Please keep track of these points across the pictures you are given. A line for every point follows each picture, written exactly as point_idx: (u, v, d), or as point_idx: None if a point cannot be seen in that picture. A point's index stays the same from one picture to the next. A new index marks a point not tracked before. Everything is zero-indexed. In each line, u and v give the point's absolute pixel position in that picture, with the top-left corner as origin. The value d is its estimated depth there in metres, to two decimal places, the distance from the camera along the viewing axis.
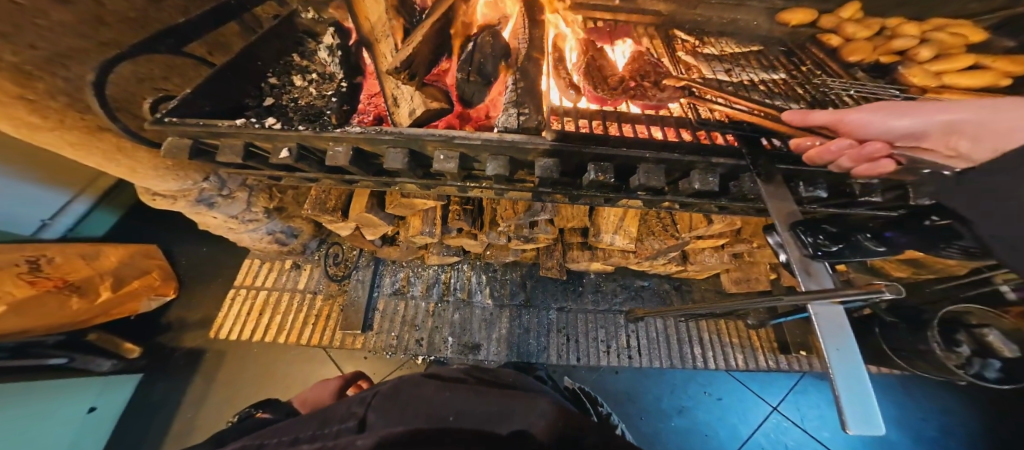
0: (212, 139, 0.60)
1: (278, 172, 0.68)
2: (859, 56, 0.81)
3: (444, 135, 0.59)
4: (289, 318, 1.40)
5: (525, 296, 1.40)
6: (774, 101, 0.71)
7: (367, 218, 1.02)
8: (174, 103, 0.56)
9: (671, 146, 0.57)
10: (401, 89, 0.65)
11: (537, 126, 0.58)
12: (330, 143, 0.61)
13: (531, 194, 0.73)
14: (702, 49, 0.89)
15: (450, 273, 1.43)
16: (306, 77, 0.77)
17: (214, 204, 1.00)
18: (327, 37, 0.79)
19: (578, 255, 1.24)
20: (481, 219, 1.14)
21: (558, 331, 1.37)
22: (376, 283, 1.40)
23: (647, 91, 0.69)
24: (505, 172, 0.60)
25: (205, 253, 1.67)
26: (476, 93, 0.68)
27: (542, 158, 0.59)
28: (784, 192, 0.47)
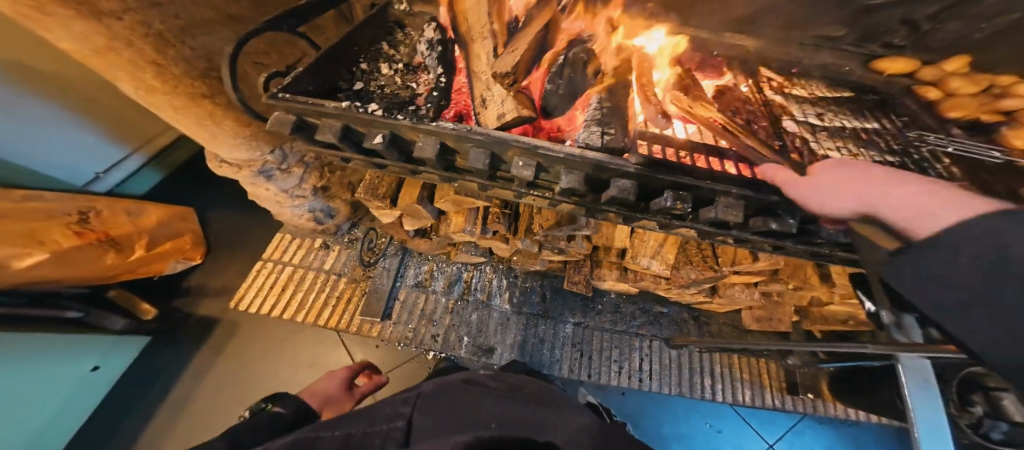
0: (314, 118, 0.63)
1: (358, 155, 0.71)
2: (958, 113, 0.76)
3: (529, 142, 0.62)
4: (311, 297, 1.41)
5: (544, 307, 1.41)
6: (863, 153, 0.73)
7: (415, 209, 1.05)
8: (288, 80, 0.61)
9: (756, 185, 0.61)
10: (492, 91, 0.69)
11: (622, 147, 0.62)
12: (420, 135, 0.64)
13: (588, 209, 0.77)
14: (791, 90, 0.87)
15: (473, 272, 1.44)
16: (393, 66, 0.81)
17: (271, 177, 1.06)
18: (427, 31, 0.82)
19: (606, 273, 1.26)
20: (516, 224, 1.17)
21: (572, 346, 1.38)
22: (400, 273, 1.42)
23: (741, 127, 0.71)
24: (579, 186, 0.63)
25: (236, 222, 1.67)
26: (559, 105, 0.72)
27: (622, 179, 0.64)
28: None
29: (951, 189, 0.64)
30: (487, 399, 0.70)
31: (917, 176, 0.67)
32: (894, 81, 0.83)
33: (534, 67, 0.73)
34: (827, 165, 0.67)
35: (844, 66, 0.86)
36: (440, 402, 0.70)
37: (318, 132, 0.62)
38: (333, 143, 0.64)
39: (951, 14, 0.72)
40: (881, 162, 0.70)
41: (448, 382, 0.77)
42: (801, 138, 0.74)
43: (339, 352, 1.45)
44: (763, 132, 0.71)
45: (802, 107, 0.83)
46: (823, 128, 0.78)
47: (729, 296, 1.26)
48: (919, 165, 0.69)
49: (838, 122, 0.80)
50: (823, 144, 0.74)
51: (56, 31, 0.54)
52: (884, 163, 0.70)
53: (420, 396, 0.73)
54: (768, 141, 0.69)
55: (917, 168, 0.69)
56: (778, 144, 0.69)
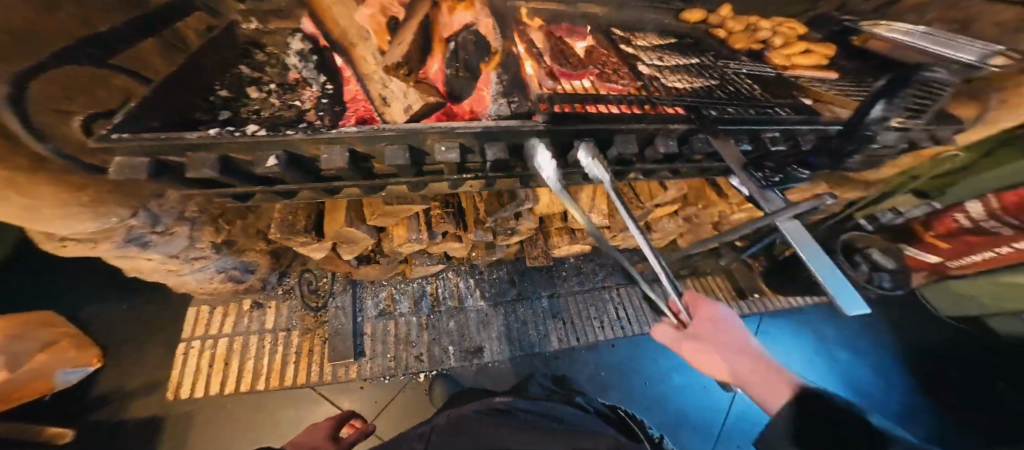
0: (177, 157, 0.53)
1: (254, 186, 0.63)
2: (740, 45, 0.93)
3: (445, 125, 0.57)
4: (264, 363, 1.18)
5: (516, 290, 1.41)
6: (699, 79, 0.82)
7: (351, 234, 0.94)
8: (119, 117, 0.47)
9: (637, 117, 0.61)
10: (390, 88, 0.63)
11: (529, 110, 0.60)
12: (320, 147, 0.56)
13: (519, 178, 0.76)
14: (636, 42, 0.92)
15: (435, 283, 1.33)
16: (263, 89, 0.73)
17: (148, 244, 0.75)
18: (296, 44, 0.80)
19: (559, 240, 1.27)
20: (463, 220, 1.05)
21: (555, 317, 1.41)
22: (358, 308, 1.24)
23: (610, 77, 0.75)
24: (505, 156, 0.60)
25: None
26: (465, 87, 0.65)
27: (538, 139, 0.60)
28: (727, 143, 0.52)
29: (750, 95, 0.77)
30: (510, 427, 0.58)
31: (740, 94, 0.77)
32: (699, 27, 0.98)
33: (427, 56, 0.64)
34: (677, 91, 0.75)
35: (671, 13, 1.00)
36: (461, 430, 0.61)
37: (188, 170, 0.52)
38: (215, 179, 0.55)
39: None
40: (710, 86, 0.79)
41: (463, 412, 0.67)
42: (652, 77, 0.78)
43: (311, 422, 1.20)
44: (626, 78, 0.75)
45: (649, 53, 0.89)
46: (665, 67, 0.84)
47: (660, 229, 1.27)
48: (734, 86, 0.79)
49: (672, 62, 0.87)
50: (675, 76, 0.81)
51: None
52: (716, 83, 0.80)
53: (437, 430, 0.63)
54: (632, 83, 0.73)
55: (733, 86, 0.79)
56: (642, 83, 0.75)
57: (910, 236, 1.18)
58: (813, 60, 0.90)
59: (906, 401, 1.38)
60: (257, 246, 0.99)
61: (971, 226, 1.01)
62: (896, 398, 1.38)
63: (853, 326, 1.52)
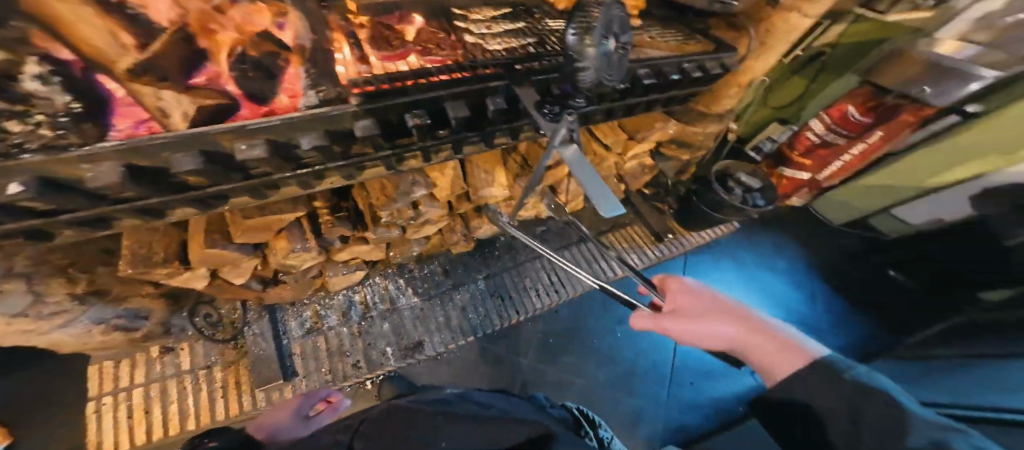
0: None
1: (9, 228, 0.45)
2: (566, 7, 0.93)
3: (240, 125, 0.47)
4: (192, 403, 1.11)
5: (450, 279, 1.41)
6: (526, 37, 0.81)
7: (218, 257, 0.74)
8: None
9: (460, 82, 0.66)
10: (160, 96, 0.44)
11: (341, 95, 0.55)
12: (79, 165, 0.42)
13: (383, 162, 0.76)
14: (472, 17, 0.81)
15: (363, 290, 1.30)
16: None
17: None
18: None
19: (478, 221, 1.30)
20: (363, 220, 1.00)
21: (493, 296, 1.45)
22: (281, 331, 1.18)
23: (428, 49, 0.70)
24: (325, 144, 0.56)
25: None
26: (264, 85, 0.52)
27: (360, 120, 0.58)
28: (529, 93, 0.71)
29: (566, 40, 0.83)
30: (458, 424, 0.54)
31: (557, 41, 0.82)
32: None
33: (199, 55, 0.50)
34: (513, 53, 0.74)
35: None
36: (395, 420, 0.57)
37: None
38: None
39: None
40: (529, 46, 0.78)
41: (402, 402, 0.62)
42: (474, 45, 0.74)
43: None
44: (449, 46, 0.72)
45: (485, 23, 0.81)
46: (493, 37, 0.78)
47: (564, 190, 1.38)
48: (547, 39, 0.82)
49: (501, 30, 0.81)
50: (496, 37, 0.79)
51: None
52: (539, 36, 0.82)
53: (367, 418, 0.58)
54: (453, 54, 0.71)
55: (553, 36, 0.83)
56: (461, 55, 0.71)
57: (783, 160, 1.38)
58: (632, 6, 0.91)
59: (826, 310, 1.53)
60: (144, 290, 0.87)
61: (819, 140, 1.25)
62: (817, 306, 1.54)
63: (772, 245, 1.67)
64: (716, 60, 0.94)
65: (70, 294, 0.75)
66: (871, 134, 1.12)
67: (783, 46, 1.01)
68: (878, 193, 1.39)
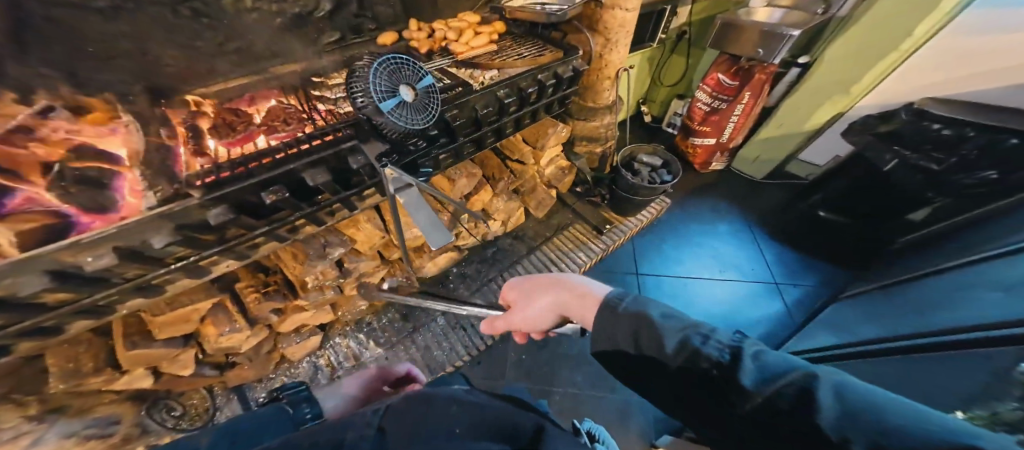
0: None
1: None
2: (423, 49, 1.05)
3: (75, 240, 0.54)
4: None
5: (411, 322, 1.43)
6: None
7: (145, 356, 0.81)
8: None
9: (309, 150, 0.76)
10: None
11: (178, 191, 0.63)
12: None
13: (267, 237, 0.84)
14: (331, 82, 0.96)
15: (326, 353, 1.33)
16: None
17: None
18: None
19: (420, 261, 1.31)
20: (293, 288, 1.07)
21: (455, 328, 1.46)
22: (254, 409, 1.19)
23: (277, 126, 0.79)
24: (177, 239, 0.65)
25: None
26: (97, 197, 0.60)
27: (212, 209, 0.67)
28: (374, 144, 0.85)
29: None
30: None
31: None
32: (398, 45, 1.05)
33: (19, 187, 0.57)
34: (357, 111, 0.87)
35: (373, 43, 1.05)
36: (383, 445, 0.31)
37: None
38: None
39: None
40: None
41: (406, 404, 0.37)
42: (330, 111, 0.87)
43: None
44: (298, 121, 0.82)
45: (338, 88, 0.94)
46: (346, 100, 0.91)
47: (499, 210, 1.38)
48: None
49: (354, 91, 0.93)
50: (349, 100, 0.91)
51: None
52: None
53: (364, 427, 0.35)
54: (300, 126, 0.81)
55: None
56: (311, 124, 0.82)
57: (689, 131, 1.91)
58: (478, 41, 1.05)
59: (776, 258, 1.65)
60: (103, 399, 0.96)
61: (708, 109, 1.77)
62: (766, 254, 1.67)
63: (705, 212, 1.81)
64: (569, 63, 1.13)
65: (23, 417, 0.80)
66: (743, 92, 1.63)
67: (624, 38, 1.22)
68: (776, 145, 1.84)
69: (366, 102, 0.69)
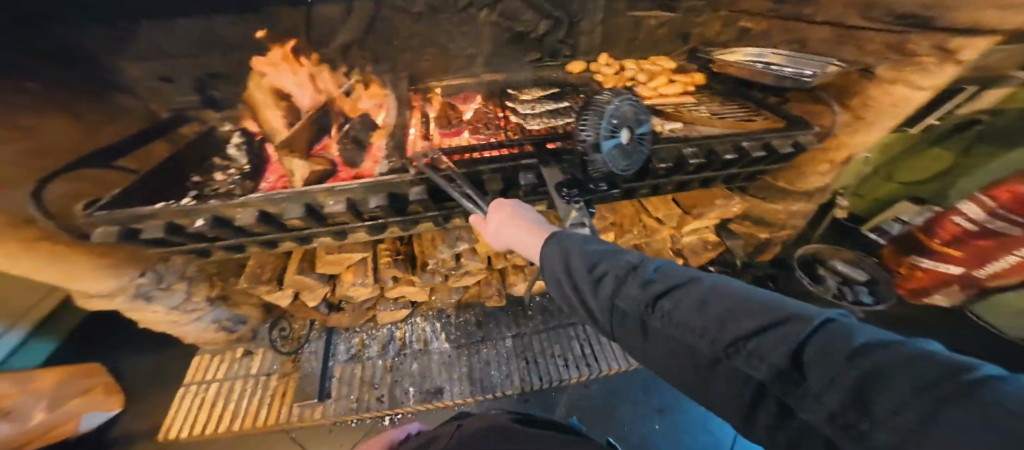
0: (137, 225, 0.68)
1: (198, 245, 0.76)
2: (612, 83, 1.09)
3: (329, 186, 0.70)
4: (243, 407, 1.21)
5: (482, 332, 1.42)
6: (566, 118, 0.93)
7: (300, 282, 0.98)
8: (103, 201, 0.66)
9: (493, 160, 0.78)
10: (294, 162, 0.78)
11: (402, 167, 0.75)
12: (239, 210, 0.71)
13: (430, 222, 0.88)
14: (522, 97, 1.01)
15: (405, 328, 1.41)
16: (226, 172, 0.88)
17: (151, 297, 0.93)
18: (235, 140, 0.96)
19: (514, 278, 1.35)
20: (414, 263, 1.14)
21: (519, 356, 1.37)
22: (331, 352, 1.33)
23: (478, 128, 0.90)
24: (385, 203, 0.73)
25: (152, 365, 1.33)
26: (355, 155, 0.82)
27: (414, 186, 0.74)
28: (555, 170, 0.74)
29: None
30: None
31: None
32: (583, 75, 1.10)
33: (326, 136, 0.89)
34: (547, 132, 0.87)
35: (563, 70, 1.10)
36: None
37: (143, 233, 0.68)
38: (164, 240, 0.70)
39: (582, 28, 1.07)
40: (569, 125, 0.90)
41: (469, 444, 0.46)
42: (517, 125, 0.91)
43: None
44: (496, 127, 0.90)
45: (529, 101, 0.99)
46: (535, 115, 0.94)
47: None
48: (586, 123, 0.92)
49: (545, 108, 0.97)
50: (538, 118, 0.94)
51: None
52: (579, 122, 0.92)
53: None
54: (496, 132, 0.88)
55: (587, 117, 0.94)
56: (504, 133, 0.88)
57: (920, 246, 1.25)
58: (677, 89, 1.09)
59: None
60: (251, 300, 1.12)
61: (975, 228, 1.11)
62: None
63: None
64: (791, 137, 0.93)
65: (204, 296, 1.01)
66: None
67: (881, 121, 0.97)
68: None
69: (592, 134, 0.67)
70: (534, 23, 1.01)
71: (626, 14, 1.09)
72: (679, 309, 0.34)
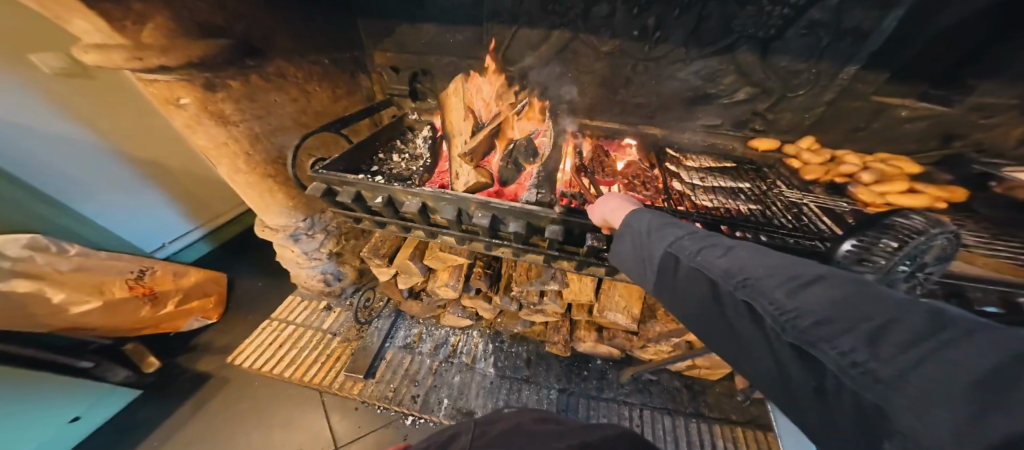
0: (339, 187, 0.87)
1: (367, 214, 0.92)
2: (813, 176, 0.93)
3: (486, 199, 0.79)
4: (303, 355, 1.33)
5: (529, 371, 1.32)
6: (739, 204, 0.85)
7: (407, 267, 1.12)
8: (329, 162, 0.87)
9: None
10: (463, 168, 0.91)
11: (550, 202, 0.78)
12: (410, 197, 0.84)
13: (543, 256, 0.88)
14: (686, 162, 1.04)
15: (460, 337, 1.42)
16: (402, 156, 1.06)
17: (299, 239, 1.19)
18: (424, 132, 1.15)
19: (585, 334, 1.24)
20: (498, 282, 1.18)
21: (557, 414, 1.21)
22: (391, 334, 1.40)
23: (636, 186, 0.89)
24: (523, 230, 0.77)
25: (257, 289, 1.56)
26: (511, 175, 0.93)
27: (552, 224, 0.75)
28: None
29: (803, 228, 0.75)
30: None
31: (770, 218, 0.79)
32: (770, 155, 1.03)
33: (494, 150, 0.98)
34: (714, 210, 0.80)
35: (730, 145, 1.09)
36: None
37: (341, 196, 0.86)
38: (351, 204, 0.87)
39: (781, 107, 1.00)
40: (746, 210, 0.82)
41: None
42: (683, 193, 0.87)
43: (316, 415, 1.22)
44: (654, 189, 0.88)
45: (694, 172, 0.99)
46: (700, 187, 0.91)
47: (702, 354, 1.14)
48: (773, 215, 0.81)
49: (716, 184, 0.93)
50: (710, 194, 0.88)
51: (179, 73, 0.75)
52: (748, 209, 0.83)
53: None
54: (656, 195, 0.86)
55: (762, 208, 0.84)
56: (665, 197, 0.85)
57: None
58: (921, 201, 0.80)
59: None
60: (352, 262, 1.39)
61: None
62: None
63: None
64: None
65: None
66: None
67: None
68: None
69: (875, 270, 0.52)
70: (732, 90, 0.99)
71: (862, 98, 0.92)
72: (784, 273, 0.33)
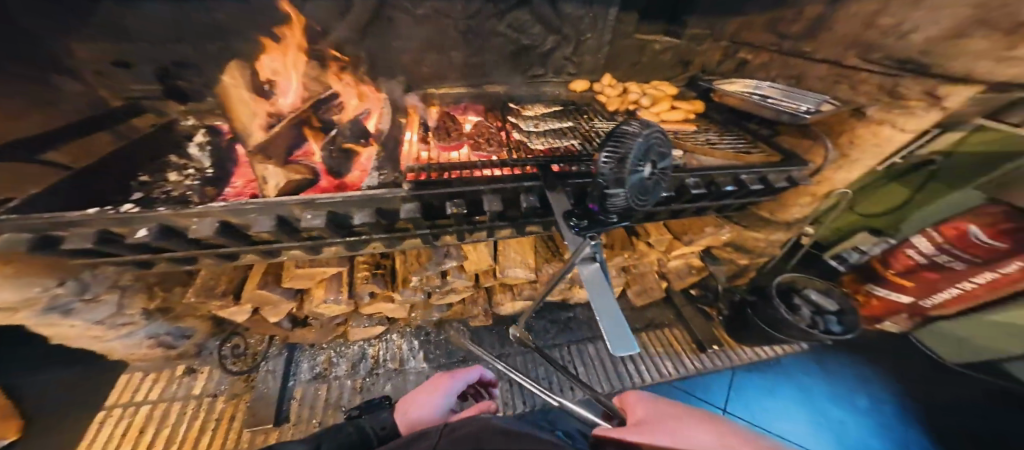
0: (66, 231, 0.57)
1: (142, 255, 0.64)
2: (614, 106, 1.03)
3: (308, 197, 0.60)
4: (178, 434, 1.02)
5: (463, 353, 1.30)
6: (569, 141, 0.86)
7: (260, 298, 0.84)
8: (22, 198, 0.54)
9: (499, 179, 0.71)
10: (267, 169, 0.65)
11: (394, 180, 0.69)
12: (195, 219, 0.60)
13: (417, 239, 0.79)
14: (522, 112, 1.00)
15: (378, 346, 1.29)
16: (182, 172, 0.81)
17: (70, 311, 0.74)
18: (198, 137, 0.93)
19: (502, 296, 1.27)
20: (394, 279, 1.04)
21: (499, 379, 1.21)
22: (292, 371, 1.17)
23: (478, 143, 0.82)
24: (372, 220, 0.64)
25: (57, 384, 1.09)
26: (340, 165, 0.74)
27: (406, 203, 0.66)
28: (561, 196, 0.65)
29: None
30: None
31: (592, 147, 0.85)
32: (586, 94, 1.08)
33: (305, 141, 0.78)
34: (551, 154, 0.79)
35: (555, 91, 1.09)
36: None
37: (68, 243, 0.55)
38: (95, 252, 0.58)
39: (583, 51, 1.04)
40: (573, 145, 0.84)
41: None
42: (520, 141, 0.85)
43: None
44: (497, 143, 0.83)
45: (531, 120, 0.94)
46: (536, 134, 0.89)
47: None
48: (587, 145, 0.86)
49: (549, 127, 0.92)
50: (533, 137, 0.88)
51: None
52: (578, 144, 0.86)
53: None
54: (497, 149, 0.80)
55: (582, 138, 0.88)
56: (506, 150, 0.81)
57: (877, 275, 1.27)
58: (681, 115, 1.01)
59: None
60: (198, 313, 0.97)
61: (925, 261, 1.11)
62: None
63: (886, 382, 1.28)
64: (789, 172, 0.84)
65: (142, 309, 0.87)
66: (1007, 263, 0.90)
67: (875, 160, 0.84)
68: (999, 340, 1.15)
69: (626, 173, 0.46)
70: (542, 39, 0.98)
71: (630, 36, 1.06)
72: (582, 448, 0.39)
